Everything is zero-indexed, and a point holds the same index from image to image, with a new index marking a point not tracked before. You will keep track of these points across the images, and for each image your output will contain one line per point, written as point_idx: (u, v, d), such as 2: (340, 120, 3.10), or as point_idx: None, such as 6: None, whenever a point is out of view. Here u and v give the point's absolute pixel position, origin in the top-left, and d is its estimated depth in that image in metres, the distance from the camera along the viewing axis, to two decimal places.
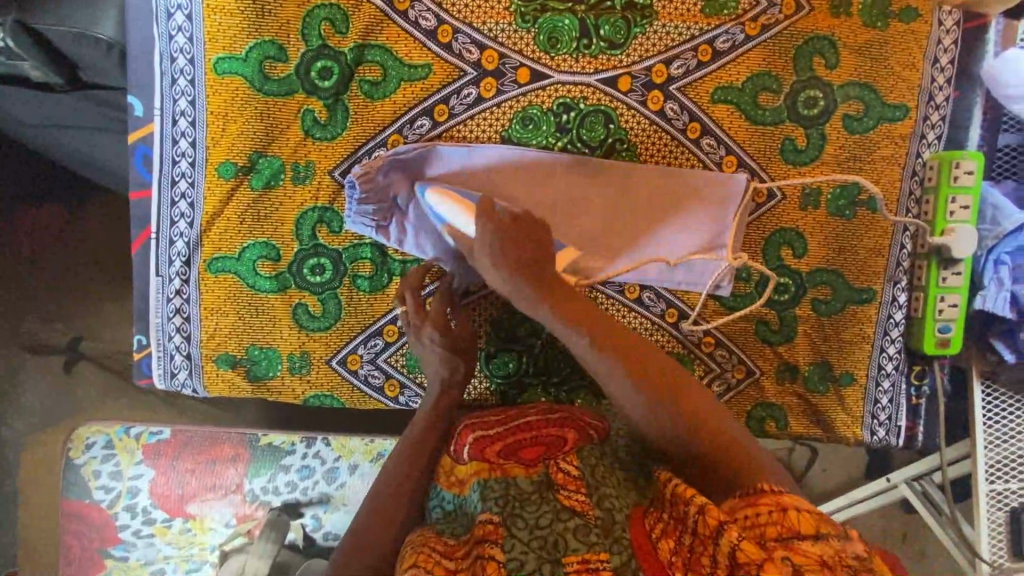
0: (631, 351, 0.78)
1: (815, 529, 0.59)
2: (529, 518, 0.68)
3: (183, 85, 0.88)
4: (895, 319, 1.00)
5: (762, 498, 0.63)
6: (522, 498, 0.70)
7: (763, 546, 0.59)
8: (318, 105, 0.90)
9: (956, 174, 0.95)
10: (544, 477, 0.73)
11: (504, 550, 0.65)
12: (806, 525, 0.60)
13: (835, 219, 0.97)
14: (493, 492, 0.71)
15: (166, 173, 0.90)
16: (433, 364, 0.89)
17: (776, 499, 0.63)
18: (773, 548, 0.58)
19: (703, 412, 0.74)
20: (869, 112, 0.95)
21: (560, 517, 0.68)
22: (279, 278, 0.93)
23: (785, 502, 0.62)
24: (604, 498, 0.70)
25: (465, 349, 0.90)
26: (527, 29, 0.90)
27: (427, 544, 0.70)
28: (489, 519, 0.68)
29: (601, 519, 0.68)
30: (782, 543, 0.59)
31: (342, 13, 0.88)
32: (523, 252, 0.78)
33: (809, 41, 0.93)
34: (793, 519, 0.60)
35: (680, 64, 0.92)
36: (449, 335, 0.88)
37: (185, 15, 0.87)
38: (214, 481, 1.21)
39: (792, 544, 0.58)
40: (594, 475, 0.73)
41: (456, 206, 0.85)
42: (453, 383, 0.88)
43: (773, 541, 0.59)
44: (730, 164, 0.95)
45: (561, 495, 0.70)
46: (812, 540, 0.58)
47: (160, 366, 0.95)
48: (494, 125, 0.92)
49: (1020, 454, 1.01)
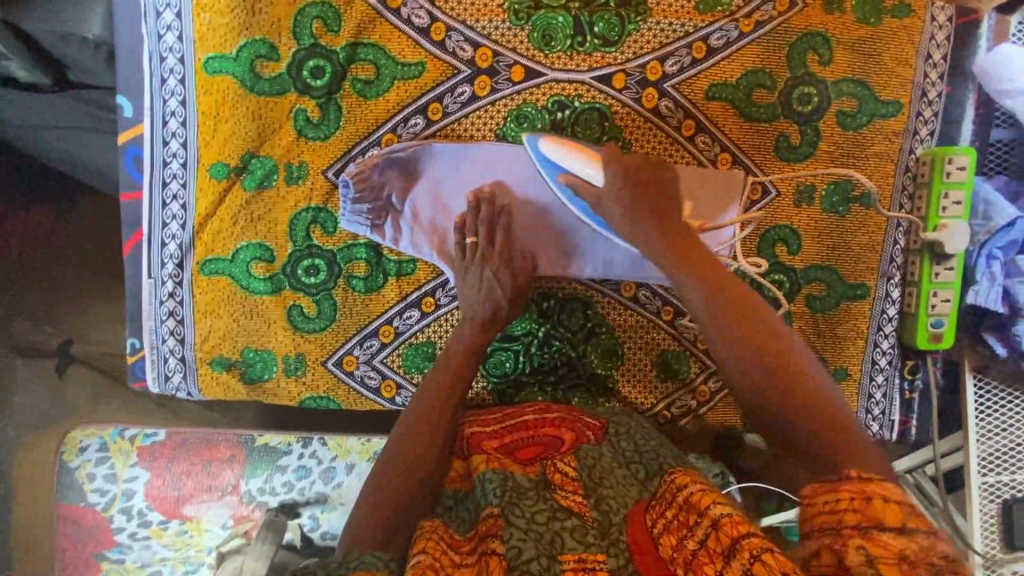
0: (743, 305, 0.72)
1: (901, 523, 0.55)
2: (526, 511, 0.68)
3: (174, 85, 0.87)
4: (888, 314, 1.01)
5: (844, 485, 0.58)
6: (519, 494, 0.71)
7: (836, 537, 0.55)
8: (310, 104, 0.89)
9: (948, 170, 0.95)
10: (542, 476, 0.74)
11: (503, 540, 0.65)
12: (890, 517, 0.55)
13: (829, 216, 0.98)
14: (491, 485, 0.72)
15: (158, 174, 0.89)
16: (479, 293, 0.88)
17: (858, 488, 0.57)
18: (846, 537, 0.54)
19: (803, 378, 0.67)
20: (862, 108, 0.95)
21: (557, 516, 0.68)
22: (273, 279, 0.92)
23: (869, 491, 0.57)
24: (602, 500, 0.71)
25: (517, 292, 0.90)
26: (521, 27, 0.90)
27: (436, 531, 0.70)
28: (491, 513, 0.69)
29: (598, 520, 0.68)
30: (859, 532, 0.54)
31: (334, 11, 0.87)
32: (646, 198, 0.83)
33: (802, 38, 0.93)
34: (876, 508, 0.56)
35: (674, 61, 0.92)
36: (511, 274, 0.89)
37: (174, 14, 0.86)
38: (209, 482, 1.21)
39: (871, 536, 0.54)
40: (592, 476, 0.74)
41: (578, 155, 0.86)
42: (496, 320, 0.88)
43: (849, 531, 0.55)
44: (724, 161, 0.96)
45: (559, 495, 0.71)
46: (891, 534, 0.54)
47: (154, 370, 0.94)
48: (489, 123, 0.92)
49: (1012, 446, 1.02)
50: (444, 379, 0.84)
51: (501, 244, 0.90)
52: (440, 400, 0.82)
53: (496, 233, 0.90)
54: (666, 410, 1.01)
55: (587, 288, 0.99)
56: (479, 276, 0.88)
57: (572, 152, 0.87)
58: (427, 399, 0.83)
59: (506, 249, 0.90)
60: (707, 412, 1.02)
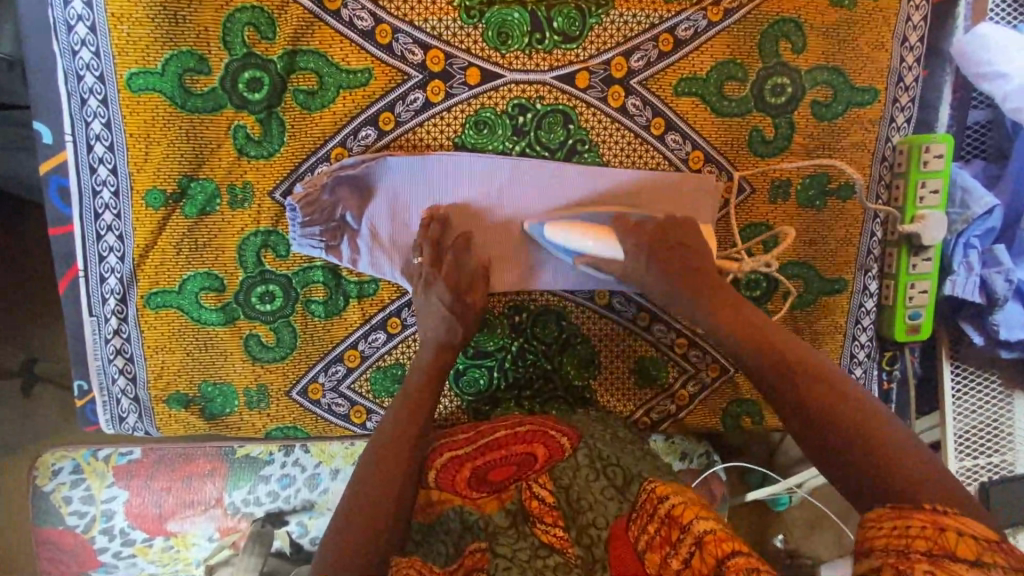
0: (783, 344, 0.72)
1: (976, 555, 0.49)
2: (507, 550, 0.72)
3: (95, 106, 0.80)
4: (866, 308, 0.99)
5: (915, 512, 0.52)
6: (500, 530, 0.74)
7: (902, 558, 0.50)
8: (249, 120, 0.82)
9: (925, 159, 0.92)
10: (519, 506, 0.76)
11: (489, 572, 0.70)
12: (963, 549, 0.50)
13: (806, 210, 0.95)
14: (473, 518, 0.74)
15: (88, 204, 0.82)
16: (437, 317, 0.82)
17: (931, 517, 0.51)
18: (914, 560, 0.49)
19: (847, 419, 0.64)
20: (838, 98, 0.91)
21: (539, 554, 0.71)
22: (225, 309, 0.87)
23: (944, 521, 0.51)
24: (583, 532, 0.73)
25: (469, 314, 0.84)
26: (473, 25, 0.83)
27: (413, 566, 0.68)
28: (477, 548, 0.72)
29: (580, 557, 0.71)
30: (928, 559, 0.49)
31: (267, 17, 0.79)
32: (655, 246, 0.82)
33: (774, 24, 0.88)
34: (950, 540, 0.50)
35: (640, 55, 0.86)
36: (460, 296, 0.83)
37: (87, 27, 0.77)
38: (191, 498, 1.17)
39: (942, 564, 0.48)
40: (571, 505, 0.75)
41: (586, 234, 0.83)
42: (452, 345, 0.82)
43: (916, 555, 0.50)
44: (696, 160, 0.91)
45: (539, 529, 0.74)
46: (967, 563, 0.48)
47: (106, 412, 0.89)
48: (446, 131, 0.86)
49: (985, 429, 1.03)
50: (409, 402, 0.79)
51: (449, 264, 0.84)
52: (409, 423, 0.77)
53: (444, 254, 0.84)
54: (645, 417, 0.99)
55: (560, 301, 0.95)
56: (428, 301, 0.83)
57: (587, 233, 0.83)
58: (392, 427, 0.76)
59: (456, 271, 0.84)
60: (686, 416, 1.00)
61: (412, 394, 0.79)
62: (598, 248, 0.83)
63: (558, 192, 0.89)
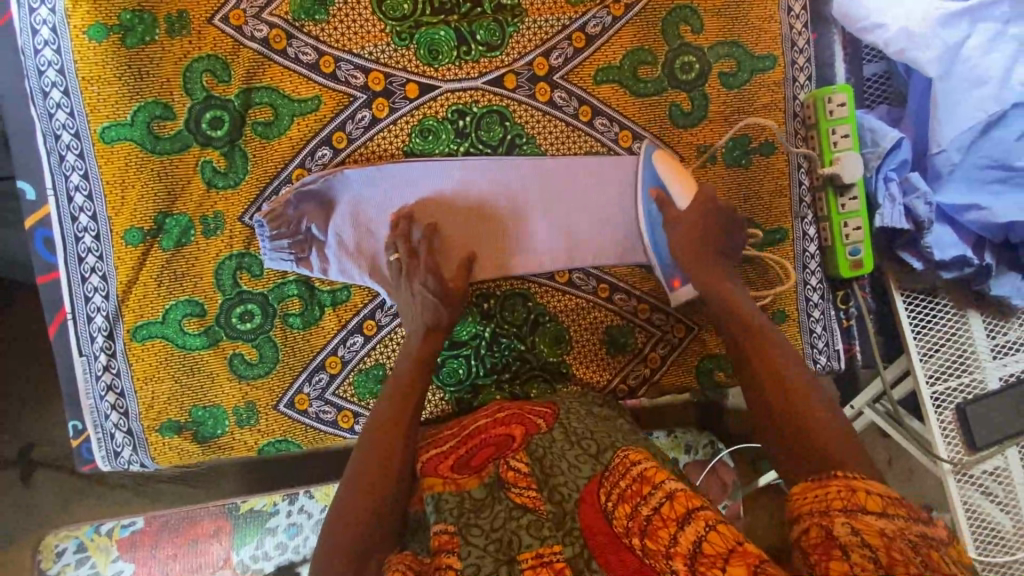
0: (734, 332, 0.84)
1: (882, 509, 0.57)
2: (484, 523, 0.71)
3: (73, 160, 0.88)
4: (810, 252, 1.06)
5: (833, 480, 0.62)
6: (476, 505, 0.73)
7: (825, 516, 0.58)
8: (215, 155, 0.90)
9: (830, 108, 1.01)
10: (494, 478, 0.76)
11: (461, 556, 0.68)
12: (873, 505, 0.58)
13: (734, 169, 1.03)
14: (447, 503, 0.73)
15: (72, 250, 0.89)
16: (416, 304, 0.87)
17: (844, 481, 0.61)
18: (833, 517, 0.58)
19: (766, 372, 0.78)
20: (741, 67, 1.02)
21: (513, 516, 0.71)
22: (208, 332, 0.92)
23: (855, 484, 0.60)
24: (555, 490, 0.72)
25: (450, 298, 0.89)
26: (406, 46, 0.93)
27: (403, 561, 0.71)
28: (444, 529, 0.71)
29: (553, 512, 0.71)
30: (844, 514, 0.57)
31: (222, 62, 0.89)
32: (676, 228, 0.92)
33: (672, 12, 0.99)
34: (861, 499, 0.58)
35: (559, 53, 0.97)
36: (442, 283, 0.88)
37: (62, 91, 0.86)
38: (199, 561, 1.16)
39: (856, 516, 0.57)
40: (543, 470, 0.75)
41: (674, 175, 0.95)
42: (439, 328, 0.88)
43: (835, 512, 0.58)
44: (626, 138, 1.00)
45: (513, 493, 0.73)
46: (875, 515, 0.56)
47: (101, 449, 0.93)
48: (395, 142, 0.95)
49: (948, 351, 1.07)
50: (398, 395, 0.83)
51: (426, 253, 0.89)
52: (394, 422, 0.80)
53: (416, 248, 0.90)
54: (623, 384, 1.03)
55: (525, 283, 1.00)
56: (412, 291, 0.87)
57: (671, 171, 0.95)
58: (379, 423, 0.80)
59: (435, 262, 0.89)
60: (662, 377, 1.04)
61: (392, 394, 0.83)
62: (672, 187, 0.95)
63: (505, 181, 0.97)
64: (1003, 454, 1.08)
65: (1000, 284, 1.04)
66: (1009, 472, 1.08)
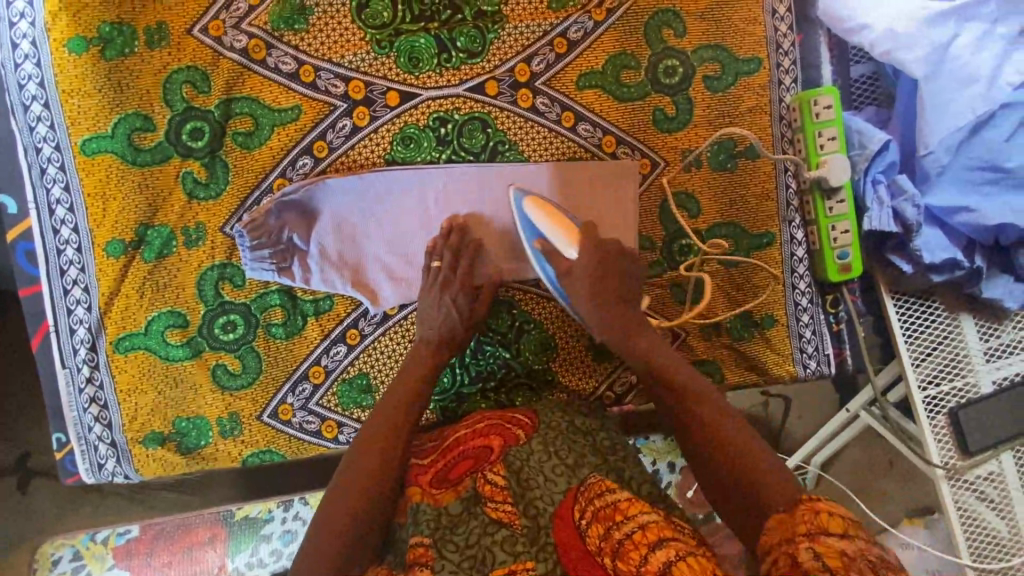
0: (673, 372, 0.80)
1: (844, 529, 0.59)
2: (459, 538, 0.71)
3: (54, 173, 0.88)
4: (798, 256, 1.05)
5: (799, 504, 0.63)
6: (453, 521, 0.73)
7: (792, 542, 0.59)
8: (196, 166, 0.90)
9: (816, 111, 1.00)
10: (471, 491, 0.75)
11: (433, 569, 0.69)
12: (835, 525, 0.59)
13: (720, 174, 1.02)
14: (425, 516, 0.73)
15: (54, 263, 0.89)
16: (436, 318, 0.88)
17: (809, 504, 0.62)
18: (798, 542, 0.59)
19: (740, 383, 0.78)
20: (726, 70, 1.01)
21: (488, 531, 0.71)
22: (191, 343, 0.92)
23: (818, 505, 0.61)
24: (531, 504, 0.72)
25: (473, 319, 0.91)
26: (386, 54, 0.93)
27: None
28: (420, 542, 0.71)
29: (528, 527, 0.70)
30: (808, 537, 0.59)
31: (202, 73, 0.89)
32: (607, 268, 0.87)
33: (655, 16, 0.99)
34: (825, 521, 0.60)
35: (540, 59, 0.96)
36: (470, 306, 0.90)
37: (42, 104, 0.87)
38: (193, 568, 1.16)
39: (820, 539, 0.58)
40: (519, 483, 0.74)
41: (556, 225, 0.88)
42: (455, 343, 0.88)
43: (800, 536, 0.59)
44: (609, 143, 0.99)
45: (489, 508, 0.73)
46: (836, 536, 0.58)
47: (85, 461, 0.93)
48: (376, 150, 0.94)
49: (940, 354, 1.06)
50: (392, 407, 0.82)
51: (464, 269, 0.91)
52: (391, 433, 0.79)
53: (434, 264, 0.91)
54: (610, 391, 1.03)
55: (507, 291, 1.00)
56: (439, 302, 0.89)
57: (549, 221, 0.88)
58: (372, 434, 0.79)
59: (469, 275, 0.91)
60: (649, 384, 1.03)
61: (385, 405, 0.82)
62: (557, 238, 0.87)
63: (489, 189, 0.96)
64: (998, 458, 1.06)
65: (992, 285, 1.02)
66: (1004, 477, 1.06)
